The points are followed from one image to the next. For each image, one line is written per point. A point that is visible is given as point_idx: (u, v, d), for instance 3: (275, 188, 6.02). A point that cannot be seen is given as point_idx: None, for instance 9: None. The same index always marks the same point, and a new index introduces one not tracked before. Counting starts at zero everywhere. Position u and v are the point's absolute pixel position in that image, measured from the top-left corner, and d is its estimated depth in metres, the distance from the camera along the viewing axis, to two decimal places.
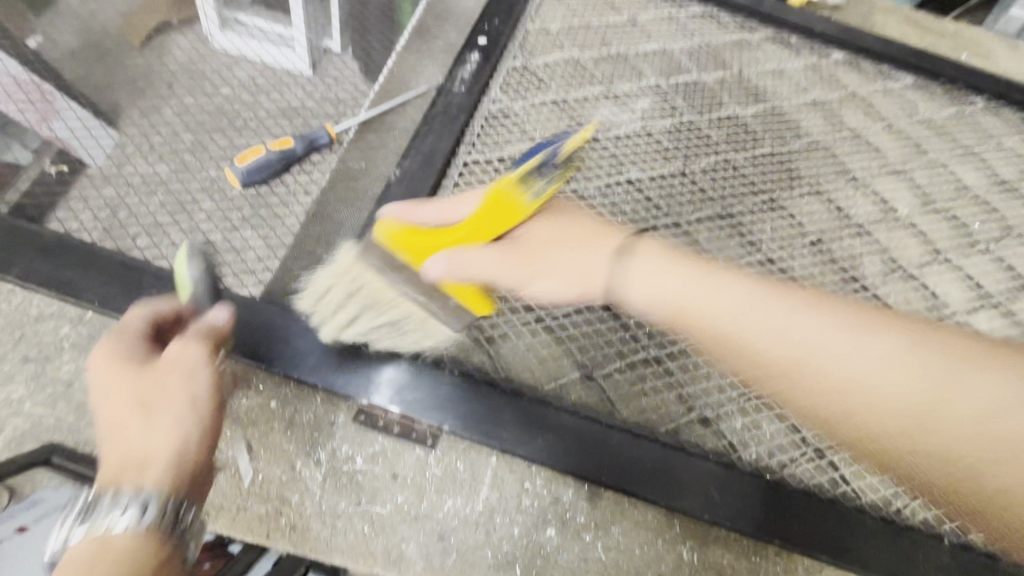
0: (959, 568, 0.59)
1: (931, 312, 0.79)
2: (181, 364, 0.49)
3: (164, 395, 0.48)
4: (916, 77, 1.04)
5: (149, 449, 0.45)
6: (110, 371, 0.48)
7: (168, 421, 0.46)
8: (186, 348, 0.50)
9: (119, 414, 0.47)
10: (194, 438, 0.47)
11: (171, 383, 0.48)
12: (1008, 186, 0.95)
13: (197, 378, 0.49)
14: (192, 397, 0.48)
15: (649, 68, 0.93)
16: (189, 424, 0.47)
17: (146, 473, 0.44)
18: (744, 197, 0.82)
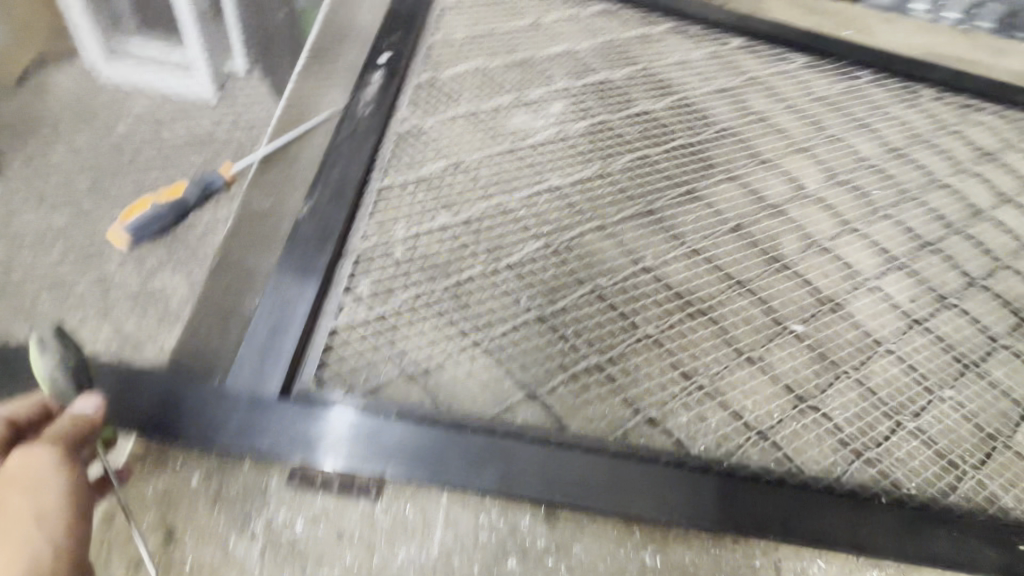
0: (897, 525, 0.62)
1: (850, 280, 0.83)
2: (22, 475, 0.41)
3: (2, 518, 0.39)
4: (807, 57, 1.10)
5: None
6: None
7: (6, 544, 0.38)
8: (35, 454, 0.42)
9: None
10: (45, 561, 0.39)
11: (10, 498, 0.40)
12: (900, 153, 1.02)
13: (46, 485, 0.41)
14: (42, 512, 0.40)
15: (559, 71, 0.93)
16: (39, 545, 0.39)
17: None
18: (664, 191, 0.83)
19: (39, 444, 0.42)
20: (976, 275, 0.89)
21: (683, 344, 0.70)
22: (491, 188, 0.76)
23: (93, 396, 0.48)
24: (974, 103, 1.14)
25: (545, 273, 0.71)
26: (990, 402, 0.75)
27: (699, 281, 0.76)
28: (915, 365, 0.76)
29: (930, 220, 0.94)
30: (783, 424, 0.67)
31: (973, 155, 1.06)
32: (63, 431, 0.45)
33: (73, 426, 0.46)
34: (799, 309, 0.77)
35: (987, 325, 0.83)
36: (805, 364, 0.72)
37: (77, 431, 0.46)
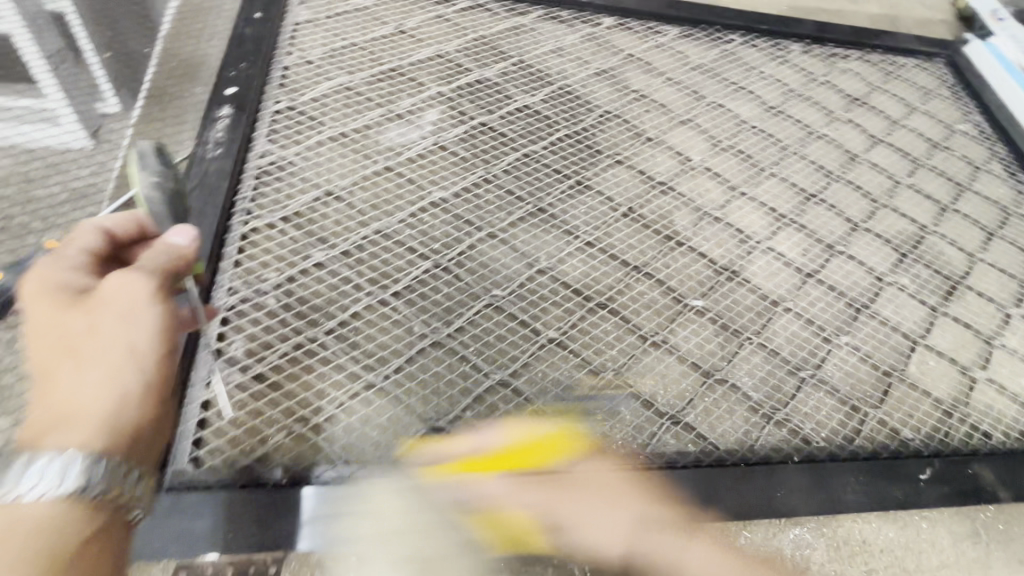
0: (812, 481, 0.64)
1: (744, 245, 0.84)
2: (119, 300, 0.43)
3: (97, 338, 0.42)
4: (679, 27, 1.11)
5: (78, 402, 0.41)
6: (38, 305, 0.43)
7: (103, 370, 0.41)
8: (127, 283, 0.44)
9: (52, 353, 0.42)
10: (129, 391, 0.42)
11: (106, 325, 0.42)
12: (777, 111, 1.05)
13: (137, 323, 0.43)
14: (132, 339, 0.43)
15: (429, 77, 0.89)
16: (124, 374, 0.42)
17: (74, 427, 0.40)
18: (552, 186, 0.82)
19: (131, 272, 0.44)
20: (858, 219, 0.93)
21: (587, 343, 0.69)
22: (369, 214, 0.72)
23: (188, 230, 0.49)
24: (838, 51, 1.19)
25: (435, 294, 0.67)
26: (883, 341, 0.79)
27: (596, 275, 0.75)
28: (812, 318, 0.78)
29: (812, 172, 0.97)
30: (694, 403, 0.68)
31: (843, 102, 1.11)
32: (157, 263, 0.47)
33: (166, 254, 0.47)
34: (698, 283, 0.78)
35: (873, 266, 0.87)
36: (708, 338, 0.73)
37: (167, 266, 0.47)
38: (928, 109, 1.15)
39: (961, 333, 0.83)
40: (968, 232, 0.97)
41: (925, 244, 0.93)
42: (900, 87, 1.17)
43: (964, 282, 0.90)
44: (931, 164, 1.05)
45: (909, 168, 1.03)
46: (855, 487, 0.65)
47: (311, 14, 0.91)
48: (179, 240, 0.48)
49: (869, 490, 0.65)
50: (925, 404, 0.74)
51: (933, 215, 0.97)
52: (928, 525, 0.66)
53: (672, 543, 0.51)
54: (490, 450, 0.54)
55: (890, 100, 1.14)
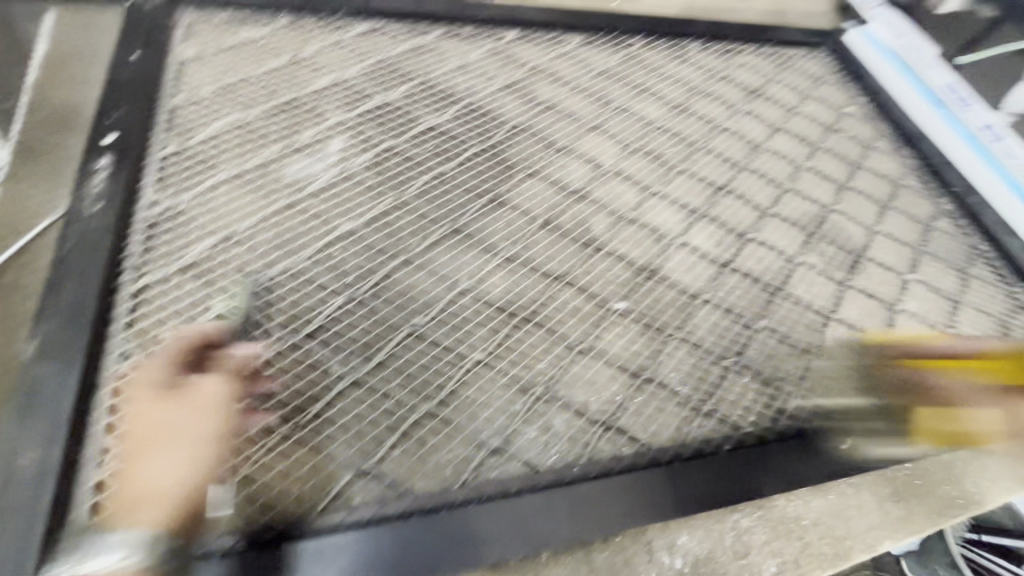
0: (744, 467, 0.66)
1: (660, 243, 0.87)
2: (200, 406, 0.53)
3: (177, 428, 0.52)
4: (582, 35, 1.13)
5: (166, 481, 0.49)
6: (140, 396, 0.53)
7: (181, 453, 0.50)
8: (207, 388, 0.54)
9: (142, 438, 0.51)
10: (207, 474, 0.51)
11: (181, 421, 0.52)
12: (682, 108, 1.09)
13: (204, 421, 0.52)
14: (203, 437, 0.52)
15: (330, 106, 0.86)
16: (198, 464, 0.50)
17: (155, 503, 0.48)
18: (466, 205, 0.81)
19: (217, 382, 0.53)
20: (766, 205, 0.98)
21: (513, 361, 0.68)
22: (275, 255, 0.69)
23: (252, 345, 0.60)
24: (733, 47, 1.25)
25: (351, 330, 0.65)
26: (798, 320, 0.83)
27: (519, 290, 0.75)
28: (730, 307, 0.81)
29: (719, 165, 1.02)
30: (626, 406, 0.68)
31: (742, 96, 1.17)
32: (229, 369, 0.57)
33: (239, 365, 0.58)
34: (619, 286, 0.79)
35: (782, 249, 0.92)
36: (633, 340, 0.74)
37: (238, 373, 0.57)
38: (819, 95, 1.23)
39: (867, 303, 0.89)
40: (865, 207, 1.04)
41: (828, 222, 0.99)
42: (792, 77, 1.25)
43: (865, 255, 0.96)
44: (827, 146, 1.12)
45: (808, 151, 1.10)
46: (783, 467, 0.68)
47: (198, 51, 0.87)
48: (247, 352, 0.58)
49: (796, 466, 0.68)
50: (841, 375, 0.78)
51: (833, 194, 1.04)
52: (854, 492, 0.70)
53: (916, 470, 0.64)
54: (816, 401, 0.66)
55: (784, 89, 1.21)
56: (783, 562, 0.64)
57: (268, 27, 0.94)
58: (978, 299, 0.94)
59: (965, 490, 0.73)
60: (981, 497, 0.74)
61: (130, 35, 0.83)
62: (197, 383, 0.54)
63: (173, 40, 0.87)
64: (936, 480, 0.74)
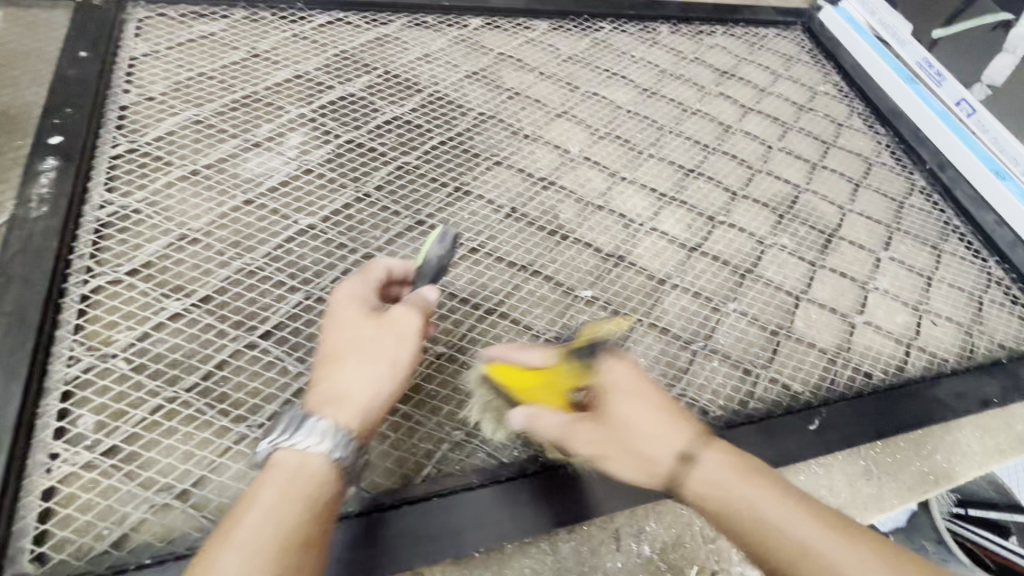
0: None
1: (629, 229, 0.86)
2: (401, 327, 0.50)
3: (373, 350, 0.48)
4: (549, 21, 1.11)
5: (352, 394, 0.46)
6: (347, 305, 0.51)
7: (373, 373, 0.47)
8: (408, 317, 0.51)
9: (341, 345, 0.49)
10: (384, 400, 0.47)
11: (386, 341, 0.49)
12: (652, 93, 1.07)
13: (405, 347, 0.49)
14: (396, 359, 0.49)
15: (288, 99, 0.84)
16: (387, 385, 0.48)
17: (342, 411, 0.45)
18: (430, 196, 0.79)
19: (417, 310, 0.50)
20: (737, 188, 0.97)
21: (477, 352, 0.67)
22: (230, 253, 0.67)
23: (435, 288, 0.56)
24: (704, 28, 1.23)
25: (308, 327, 0.64)
26: (769, 302, 0.82)
27: (483, 280, 0.74)
28: (699, 291, 0.81)
29: (690, 149, 1.01)
30: None
31: (713, 78, 1.15)
32: (422, 301, 0.53)
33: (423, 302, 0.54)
34: (587, 273, 0.78)
35: (753, 231, 0.91)
36: (600, 328, 0.74)
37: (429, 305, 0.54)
38: (792, 75, 1.21)
39: (839, 283, 0.88)
40: (838, 186, 1.03)
41: (800, 203, 0.98)
42: (764, 58, 1.23)
43: (838, 234, 0.95)
44: (800, 126, 1.11)
45: (781, 132, 1.09)
46: (753, 449, 0.67)
47: (150, 47, 0.85)
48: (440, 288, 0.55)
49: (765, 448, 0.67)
50: (811, 356, 0.78)
51: (806, 175, 1.03)
52: (825, 472, 0.69)
53: (749, 487, 0.45)
54: (547, 372, 0.54)
55: (756, 70, 1.20)
56: None
57: (223, 20, 0.91)
58: (951, 275, 0.94)
59: (937, 466, 0.73)
60: (953, 473, 0.73)
61: (77, 32, 0.81)
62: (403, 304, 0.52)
63: (124, 36, 0.84)
64: (909, 456, 0.73)
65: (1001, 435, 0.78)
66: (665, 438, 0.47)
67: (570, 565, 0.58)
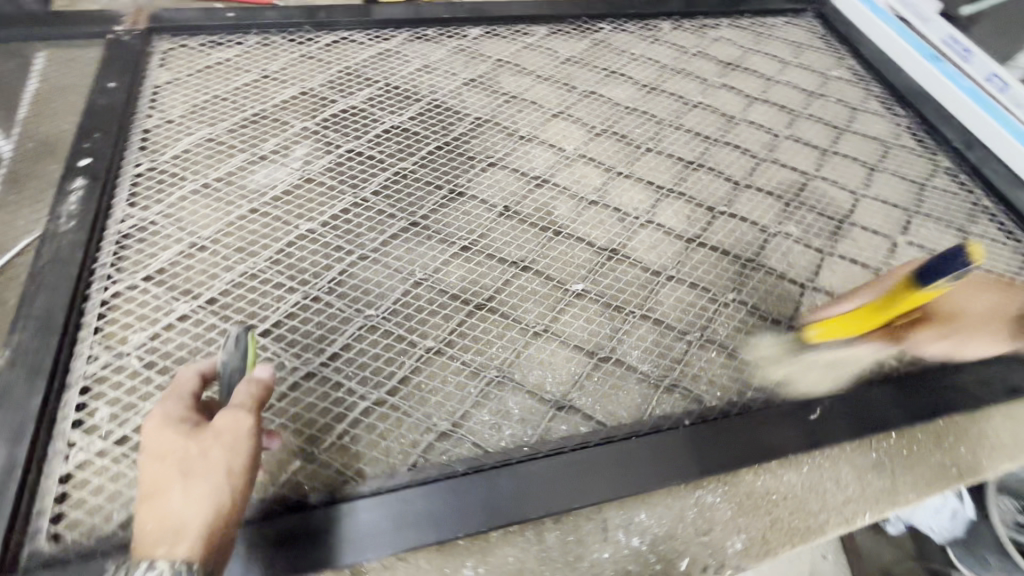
0: (704, 442, 0.64)
1: (625, 223, 0.85)
2: (229, 430, 0.46)
3: (201, 463, 0.44)
4: (547, 26, 1.13)
5: (184, 524, 0.41)
6: (158, 430, 0.46)
7: (203, 487, 0.43)
8: (235, 415, 0.48)
9: (159, 474, 0.43)
10: (227, 511, 0.43)
11: (214, 449, 0.45)
12: (654, 88, 1.07)
13: (243, 446, 0.46)
14: (231, 466, 0.45)
15: (294, 115, 0.90)
16: (227, 495, 0.43)
17: (179, 542, 0.40)
18: (425, 199, 0.82)
19: (245, 405, 0.47)
20: (741, 178, 0.94)
21: (465, 347, 0.69)
22: (236, 258, 0.72)
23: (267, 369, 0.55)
24: (708, 22, 1.22)
25: (304, 325, 0.67)
26: (774, 291, 0.80)
27: (475, 277, 0.75)
28: (698, 282, 0.79)
29: (691, 141, 0.99)
30: (582, 386, 0.68)
31: (718, 70, 1.14)
32: (250, 396, 0.50)
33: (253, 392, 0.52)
34: (579, 267, 0.78)
35: (757, 220, 0.88)
36: (591, 321, 0.73)
37: (261, 396, 0.51)
38: (802, 62, 1.18)
39: (850, 270, 0.84)
40: (851, 171, 0.99)
41: (810, 190, 0.95)
42: (773, 47, 1.21)
43: (851, 220, 0.91)
44: (810, 113, 1.08)
45: (789, 120, 1.06)
46: (749, 440, 0.65)
47: (172, 75, 0.92)
48: (270, 371, 0.53)
49: (764, 439, 0.65)
50: None
51: (816, 162, 0.99)
52: (832, 465, 0.66)
53: None
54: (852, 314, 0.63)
55: (765, 60, 1.18)
56: (752, 538, 0.61)
57: (238, 47, 0.98)
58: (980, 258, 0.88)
59: (961, 459, 0.68)
60: (979, 466, 0.68)
61: (108, 66, 0.89)
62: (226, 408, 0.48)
63: (149, 66, 0.92)
64: (930, 448, 0.68)
65: None
66: (969, 294, 0.67)
67: (555, 554, 0.58)
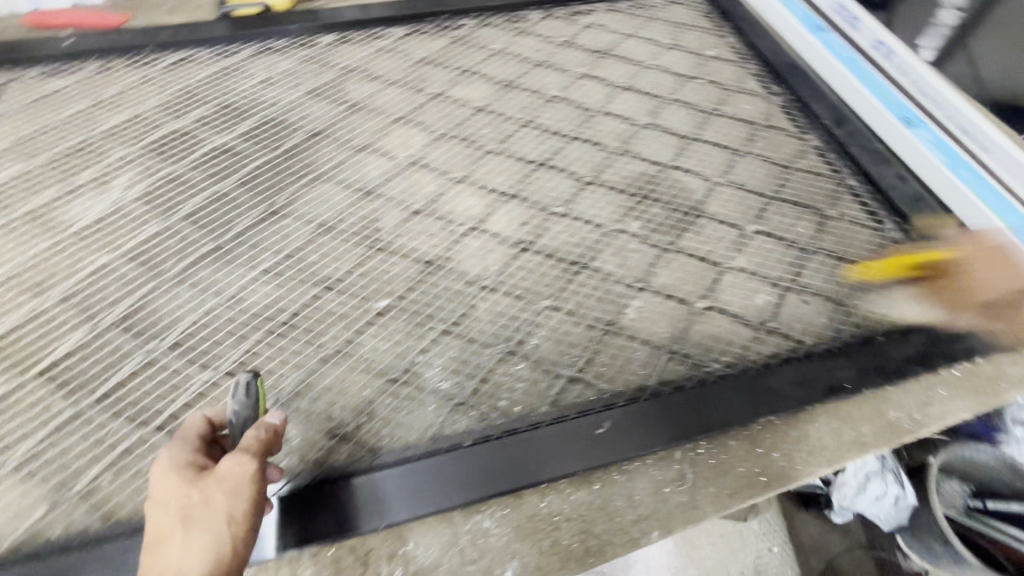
0: (479, 462, 0.61)
1: (452, 231, 0.81)
2: (229, 477, 0.46)
3: (204, 510, 0.44)
4: (406, 27, 1.09)
5: (185, 573, 0.40)
6: (167, 480, 0.46)
7: (205, 535, 0.42)
8: (235, 463, 0.47)
9: (163, 524, 0.43)
10: (229, 560, 0.42)
11: (216, 496, 0.44)
12: (510, 84, 1.02)
13: (242, 491, 0.45)
14: (230, 513, 0.44)
15: (118, 142, 0.88)
16: (226, 543, 0.42)
17: None
18: (236, 221, 0.80)
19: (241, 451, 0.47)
20: (587, 174, 0.90)
21: (247, 376, 0.67)
22: (24, 298, 0.71)
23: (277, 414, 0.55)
24: (583, 9, 1.17)
25: (83, 364, 0.66)
26: (597, 295, 0.75)
27: (274, 300, 0.72)
28: (515, 290, 0.75)
29: (542, 138, 0.94)
30: (367, 409, 0.65)
31: (587, 58, 1.08)
32: (255, 441, 0.50)
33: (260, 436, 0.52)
34: (388, 281, 0.75)
35: (596, 219, 0.84)
36: (389, 338, 0.70)
37: (264, 441, 0.50)
38: (678, 44, 1.12)
39: (689, 266, 0.79)
40: (714, 157, 0.93)
41: (661, 181, 0.89)
42: (651, 30, 1.15)
43: (701, 210, 0.86)
44: (677, 98, 1.02)
45: (653, 107, 1.00)
46: (530, 457, 0.61)
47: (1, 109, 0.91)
48: (276, 413, 0.52)
49: (552, 452, 0.62)
50: (633, 351, 0.71)
51: (675, 150, 0.94)
52: (626, 480, 0.62)
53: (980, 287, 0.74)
54: None
55: (639, 45, 1.12)
56: (524, 565, 0.58)
57: (76, 74, 0.97)
58: (834, 243, 0.82)
59: (771, 466, 0.64)
60: (791, 473, 0.64)
61: None
62: (229, 455, 0.48)
63: None
64: (738, 455, 0.64)
65: (864, 424, 0.67)
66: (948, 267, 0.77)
67: None
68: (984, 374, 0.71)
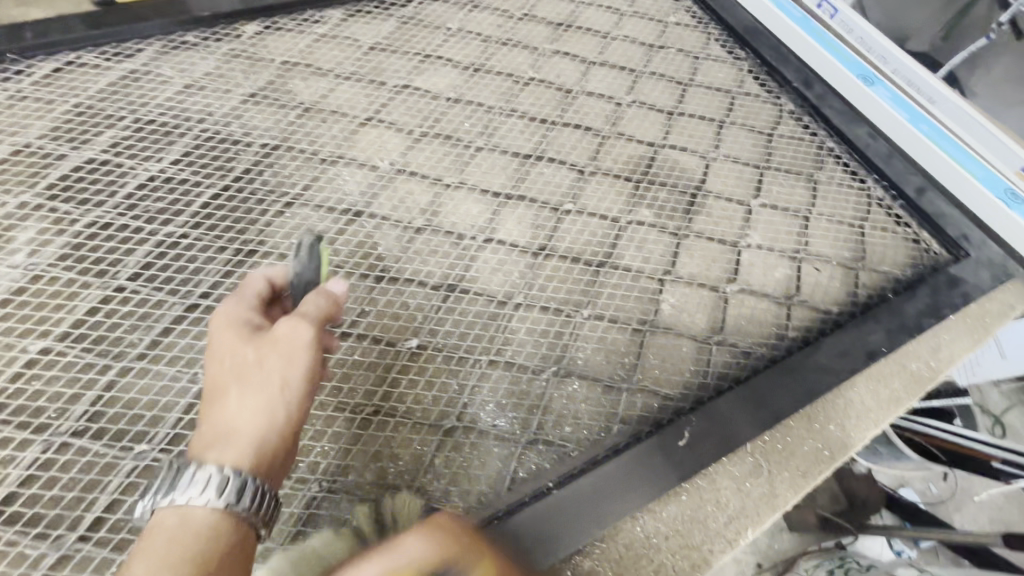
0: (568, 505, 0.56)
1: (462, 247, 0.73)
2: (284, 342, 0.44)
3: (260, 369, 0.42)
4: (343, 10, 0.94)
5: (237, 429, 0.40)
6: (223, 332, 0.45)
7: (259, 394, 0.41)
8: (296, 328, 0.45)
9: (218, 376, 0.42)
10: (280, 423, 0.41)
11: (270, 359, 0.43)
12: (478, 68, 0.92)
13: (298, 360, 0.43)
14: (286, 379, 0.42)
15: (6, 186, 0.68)
16: (280, 408, 0.42)
17: (230, 450, 0.39)
18: (204, 269, 0.65)
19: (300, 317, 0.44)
20: (586, 164, 0.84)
21: None
22: None
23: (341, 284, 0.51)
24: None
25: (52, 490, 0.52)
26: (633, 295, 0.72)
27: None
28: (550, 304, 0.69)
29: (528, 127, 0.87)
30: (432, 465, 0.58)
31: (550, 34, 1.00)
32: (315, 309, 0.47)
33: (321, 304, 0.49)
34: (410, 316, 0.66)
35: (606, 213, 0.79)
36: (432, 383, 0.62)
37: (324, 311, 0.48)
38: (637, 10, 1.07)
39: (709, 249, 0.78)
40: (701, 131, 0.92)
41: (659, 162, 0.86)
42: None
43: (703, 189, 0.84)
44: (652, 70, 0.98)
45: (630, 82, 0.96)
46: (617, 487, 0.58)
47: None
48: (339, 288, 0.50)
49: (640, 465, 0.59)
50: (682, 348, 0.69)
51: (664, 128, 0.91)
52: (710, 483, 0.61)
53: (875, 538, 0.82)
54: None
55: (599, 14, 1.06)
56: None
57: None
58: (830, 207, 0.85)
59: (831, 440, 0.66)
60: (848, 442, 0.66)
61: None
62: (287, 318, 0.45)
63: None
64: (801, 435, 0.66)
65: (896, 380, 0.71)
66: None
67: None
68: (976, 314, 0.78)
